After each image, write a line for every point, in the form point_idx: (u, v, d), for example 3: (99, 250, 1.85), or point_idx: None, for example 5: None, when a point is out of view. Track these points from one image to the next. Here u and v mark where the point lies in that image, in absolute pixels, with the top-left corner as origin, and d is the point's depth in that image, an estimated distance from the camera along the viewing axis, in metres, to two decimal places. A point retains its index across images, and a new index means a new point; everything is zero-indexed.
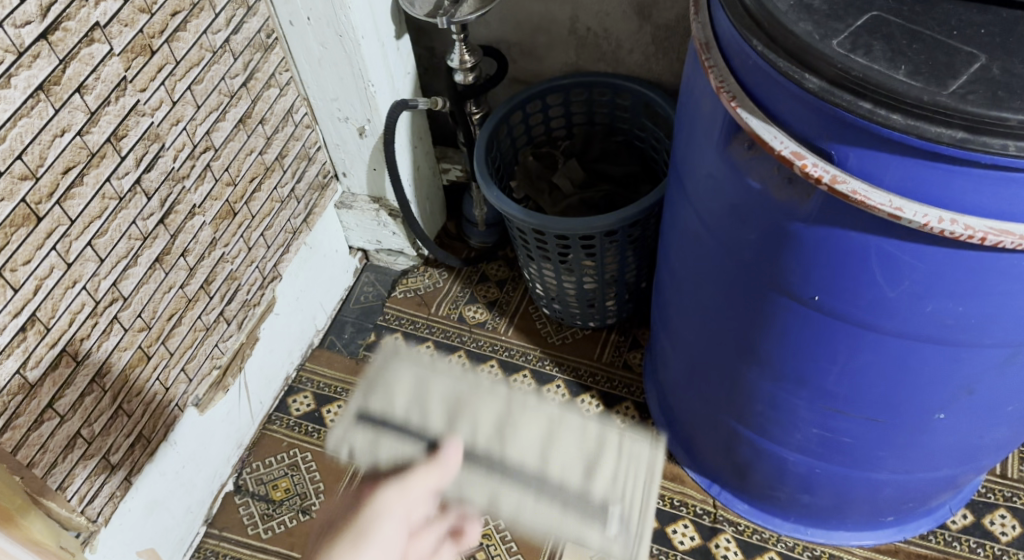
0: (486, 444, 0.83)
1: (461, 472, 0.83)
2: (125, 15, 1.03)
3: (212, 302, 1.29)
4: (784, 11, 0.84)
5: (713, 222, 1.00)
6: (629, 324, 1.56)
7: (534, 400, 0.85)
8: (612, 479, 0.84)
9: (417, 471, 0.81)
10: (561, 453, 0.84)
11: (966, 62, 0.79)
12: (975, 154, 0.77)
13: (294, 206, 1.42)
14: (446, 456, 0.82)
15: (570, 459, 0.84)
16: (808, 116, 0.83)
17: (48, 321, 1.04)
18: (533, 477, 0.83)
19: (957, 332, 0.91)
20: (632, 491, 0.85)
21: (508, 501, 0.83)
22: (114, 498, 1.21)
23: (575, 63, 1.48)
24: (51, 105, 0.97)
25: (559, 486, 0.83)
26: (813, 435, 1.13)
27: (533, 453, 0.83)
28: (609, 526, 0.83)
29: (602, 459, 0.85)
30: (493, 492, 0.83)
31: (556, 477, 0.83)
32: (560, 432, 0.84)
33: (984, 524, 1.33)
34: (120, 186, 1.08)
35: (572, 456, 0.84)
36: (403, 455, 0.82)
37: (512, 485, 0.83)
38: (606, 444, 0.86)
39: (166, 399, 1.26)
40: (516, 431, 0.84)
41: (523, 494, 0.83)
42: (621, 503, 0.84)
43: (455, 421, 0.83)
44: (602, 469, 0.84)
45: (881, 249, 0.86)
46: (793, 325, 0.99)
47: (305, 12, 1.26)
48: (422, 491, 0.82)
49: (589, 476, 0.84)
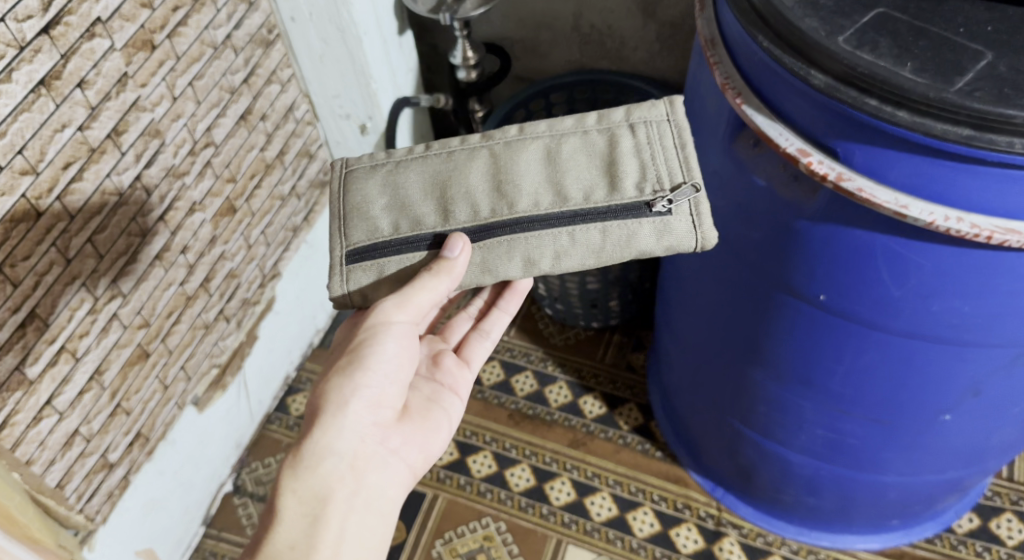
0: (489, 204, 0.88)
1: (480, 252, 0.88)
2: (126, 10, 1.02)
3: (211, 300, 1.28)
4: (789, 6, 0.83)
5: (719, 220, 0.99)
6: (632, 325, 1.55)
7: (513, 140, 0.90)
8: (637, 169, 0.88)
9: (421, 283, 0.86)
10: (574, 175, 0.88)
11: (973, 60, 0.77)
12: (981, 152, 0.76)
13: (295, 204, 1.41)
14: (454, 248, 0.87)
15: (586, 179, 0.88)
16: (813, 113, 0.82)
17: (47, 317, 1.03)
18: (553, 208, 0.87)
19: (965, 332, 0.90)
20: (664, 177, 0.87)
21: (544, 255, 0.87)
22: (112, 497, 1.20)
23: (579, 61, 1.47)
24: (51, 100, 0.96)
25: (581, 201, 0.87)
26: (817, 436, 1.12)
27: (535, 173, 0.88)
28: (653, 209, 0.86)
29: (620, 146, 0.88)
30: (525, 252, 0.88)
31: (576, 199, 0.87)
32: (559, 154, 0.89)
33: (990, 527, 1.31)
34: (120, 181, 1.07)
35: (585, 172, 0.88)
36: (411, 264, 0.89)
37: (540, 236, 0.87)
38: (616, 136, 0.89)
39: (165, 397, 1.25)
40: (512, 179, 0.88)
41: (556, 237, 0.87)
42: (658, 189, 0.87)
43: (448, 203, 0.89)
44: (624, 167, 0.88)
45: (888, 248, 0.85)
46: (798, 325, 0.98)
47: (306, 7, 1.25)
48: (429, 301, 0.87)
49: (612, 185, 0.87)
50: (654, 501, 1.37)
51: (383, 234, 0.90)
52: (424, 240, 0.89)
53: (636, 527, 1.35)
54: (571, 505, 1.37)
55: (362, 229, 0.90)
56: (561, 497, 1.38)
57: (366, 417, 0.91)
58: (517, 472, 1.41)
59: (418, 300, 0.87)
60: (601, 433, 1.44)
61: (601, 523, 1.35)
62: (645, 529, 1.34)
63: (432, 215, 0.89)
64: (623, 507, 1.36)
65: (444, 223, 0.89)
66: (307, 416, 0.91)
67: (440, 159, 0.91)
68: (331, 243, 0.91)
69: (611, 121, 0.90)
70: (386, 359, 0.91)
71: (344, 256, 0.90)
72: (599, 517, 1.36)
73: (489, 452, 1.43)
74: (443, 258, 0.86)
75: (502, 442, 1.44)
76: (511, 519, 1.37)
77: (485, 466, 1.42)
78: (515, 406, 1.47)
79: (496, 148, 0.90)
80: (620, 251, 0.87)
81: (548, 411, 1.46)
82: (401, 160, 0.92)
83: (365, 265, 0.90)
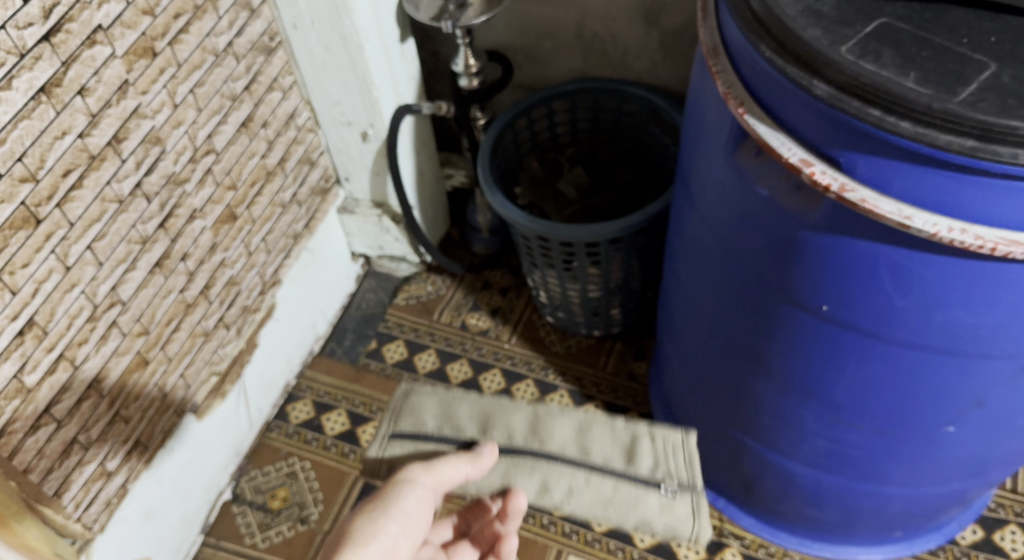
0: (524, 436, 0.96)
1: (506, 465, 0.95)
2: (127, 17, 1.02)
3: (211, 307, 1.27)
4: (792, 16, 0.82)
5: (721, 230, 0.98)
6: (634, 334, 1.54)
7: (558, 408, 0.97)
8: (652, 462, 0.94)
9: (449, 460, 0.93)
10: (599, 446, 0.95)
11: (976, 70, 0.77)
12: (985, 163, 0.75)
13: (295, 211, 1.40)
14: (483, 451, 0.93)
15: (607, 450, 0.95)
16: (816, 123, 0.82)
17: (46, 325, 1.02)
18: (576, 459, 0.94)
19: (968, 344, 0.89)
20: (676, 473, 0.94)
21: (559, 487, 0.94)
22: (111, 506, 1.19)
23: (581, 69, 1.47)
24: (52, 107, 0.96)
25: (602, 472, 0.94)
26: (820, 447, 1.11)
27: (568, 444, 0.95)
28: (662, 489, 0.93)
29: (639, 447, 0.95)
30: (545, 475, 0.95)
31: (597, 460, 0.94)
32: (590, 429, 0.96)
33: (994, 540, 1.30)
34: (120, 189, 1.07)
35: (608, 446, 0.95)
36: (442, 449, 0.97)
37: (561, 468, 0.94)
38: (639, 436, 0.96)
39: (164, 405, 1.24)
40: (545, 435, 0.96)
41: (573, 475, 0.94)
42: (668, 477, 0.93)
43: (487, 425, 0.97)
44: (642, 454, 0.94)
45: (890, 258, 0.84)
46: (801, 336, 0.97)
47: (309, 15, 1.25)
48: (448, 479, 0.93)
49: (630, 460, 0.94)
50: None
51: (426, 431, 0.97)
52: (458, 441, 0.96)
53: (638, 537, 1.34)
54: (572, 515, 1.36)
55: (409, 421, 0.98)
56: None
57: (383, 558, 0.92)
58: None
59: (442, 473, 0.93)
60: None
61: (602, 533, 1.34)
62: (647, 540, 1.33)
63: (472, 434, 0.97)
64: None
65: (480, 441, 0.96)
66: (328, 549, 0.93)
67: (488, 398, 0.98)
68: (381, 425, 0.99)
69: (638, 425, 0.96)
70: (408, 511, 0.94)
71: (386, 436, 0.98)
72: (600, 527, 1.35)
73: None
74: (476, 453, 0.93)
75: None
76: None
77: None
78: None
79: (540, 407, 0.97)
80: (626, 512, 0.93)
81: None
82: (456, 388, 0.99)
83: (404, 446, 0.97)
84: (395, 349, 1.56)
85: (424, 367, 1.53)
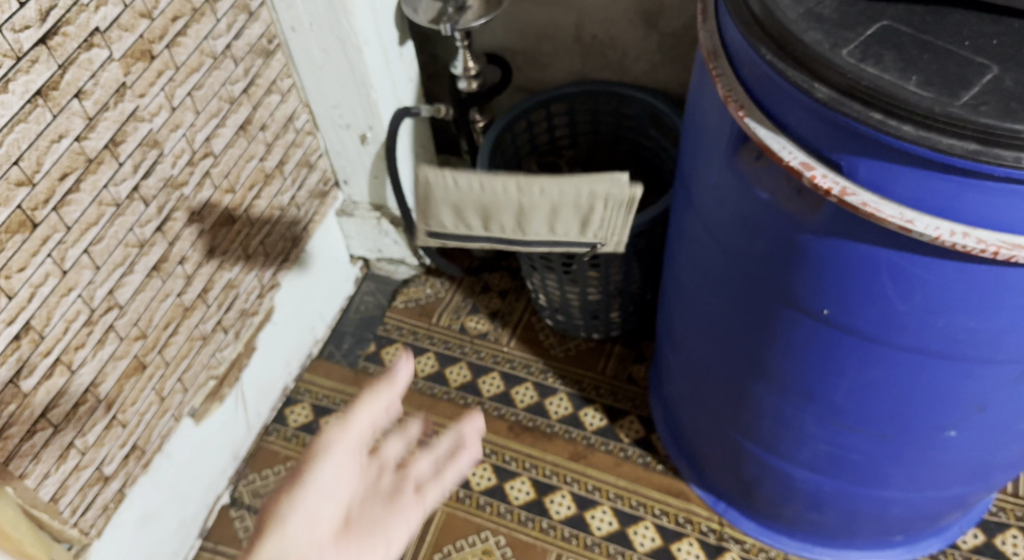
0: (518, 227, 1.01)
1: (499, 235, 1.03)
2: (125, 20, 1.01)
3: (209, 311, 1.27)
4: (793, 19, 0.82)
5: (721, 233, 0.98)
6: (634, 337, 1.54)
7: (537, 190, 0.99)
8: (598, 226, 1.00)
9: (367, 393, 0.86)
10: (569, 222, 1.00)
11: (978, 73, 0.77)
12: (987, 167, 0.75)
13: (294, 214, 1.40)
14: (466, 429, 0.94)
15: (567, 220, 1.00)
16: (817, 127, 0.81)
17: (43, 329, 1.02)
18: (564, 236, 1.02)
19: (970, 348, 0.89)
20: None
21: (540, 222, 1.01)
22: (107, 511, 1.19)
23: (580, 72, 1.47)
24: (48, 110, 0.95)
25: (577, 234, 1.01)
26: (820, 451, 1.10)
27: (546, 219, 1.01)
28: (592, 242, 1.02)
29: (591, 215, 0.99)
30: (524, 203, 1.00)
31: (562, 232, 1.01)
32: (561, 210, 0.99)
33: (995, 544, 1.30)
34: (117, 192, 1.06)
35: (575, 217, 1.00)
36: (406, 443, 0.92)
37: (561, 219, 1.00)
38: (593, 205, 0.99)
39: (162, 409, 1.24)
40: (532, 214, 1.00)
41: (544, 228, 1.02)
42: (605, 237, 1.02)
43: (487, 219, 1.01)
44: (595, 218, 1.00)
45: (892, 262, 0.84)
46: (802, 340, 0.97)
47: (307, 17, 1.24)
48: (371, 423, 0.86)
49: (584, 229, 1.01)
50: (656, 515, 1.36)
51: (447, 229, 1.02)
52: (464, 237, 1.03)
53: (638, 542, 1.33)
54: (572, 519, 1.36)
55: (432, 219, 1.01)
56: (561, 511, 1.37)
57: (305, 535, 0.83)
58: (517, 485, 1.40)
59: (360, 421, 0.86)
60: (602, 445, 1.43)
61: (601, 537, 1.34)
62: (646, 544, 1.33)
63: (477, 223, 1.02)
64: (625, 521, 1.35)
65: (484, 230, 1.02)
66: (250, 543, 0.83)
67: (484, 188, 0.99)
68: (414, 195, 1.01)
69: (585, 198, 0.98)
70: (327, 481, 0.85)
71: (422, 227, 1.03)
72: (600, 531, 1.34)
73: (489, 465, 1.42)
74: (389, 373, 0.87)
75: (501, 455, 1.43)
76: (511, 533, 1.35)
77: (485, 479, 1.41)
78: (515, 419, 1.46)
79: (523, 200, 0.99)
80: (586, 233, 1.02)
81: (548, 424, 1.45)
82: (459, 178, 0.98)
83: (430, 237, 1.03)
84: (394, 352, 1.55)
85: (422, 370, 1.53)
